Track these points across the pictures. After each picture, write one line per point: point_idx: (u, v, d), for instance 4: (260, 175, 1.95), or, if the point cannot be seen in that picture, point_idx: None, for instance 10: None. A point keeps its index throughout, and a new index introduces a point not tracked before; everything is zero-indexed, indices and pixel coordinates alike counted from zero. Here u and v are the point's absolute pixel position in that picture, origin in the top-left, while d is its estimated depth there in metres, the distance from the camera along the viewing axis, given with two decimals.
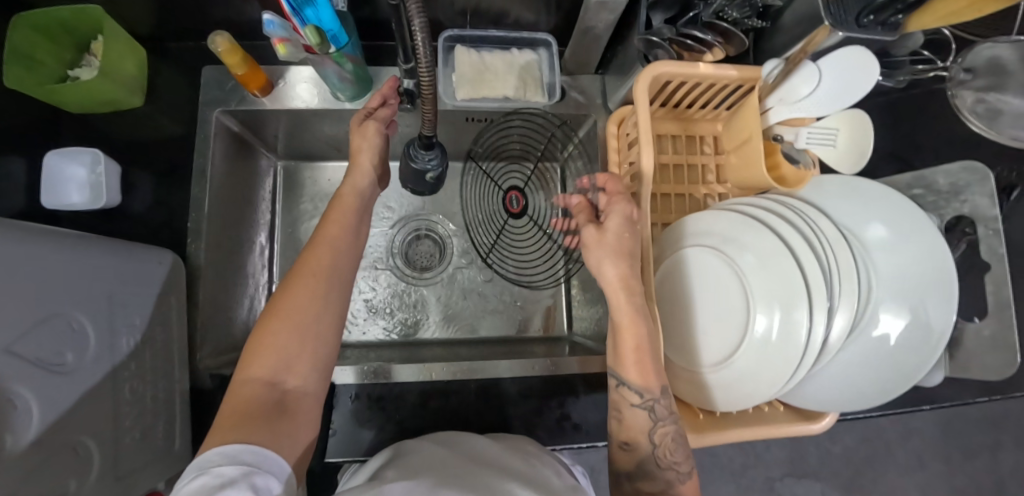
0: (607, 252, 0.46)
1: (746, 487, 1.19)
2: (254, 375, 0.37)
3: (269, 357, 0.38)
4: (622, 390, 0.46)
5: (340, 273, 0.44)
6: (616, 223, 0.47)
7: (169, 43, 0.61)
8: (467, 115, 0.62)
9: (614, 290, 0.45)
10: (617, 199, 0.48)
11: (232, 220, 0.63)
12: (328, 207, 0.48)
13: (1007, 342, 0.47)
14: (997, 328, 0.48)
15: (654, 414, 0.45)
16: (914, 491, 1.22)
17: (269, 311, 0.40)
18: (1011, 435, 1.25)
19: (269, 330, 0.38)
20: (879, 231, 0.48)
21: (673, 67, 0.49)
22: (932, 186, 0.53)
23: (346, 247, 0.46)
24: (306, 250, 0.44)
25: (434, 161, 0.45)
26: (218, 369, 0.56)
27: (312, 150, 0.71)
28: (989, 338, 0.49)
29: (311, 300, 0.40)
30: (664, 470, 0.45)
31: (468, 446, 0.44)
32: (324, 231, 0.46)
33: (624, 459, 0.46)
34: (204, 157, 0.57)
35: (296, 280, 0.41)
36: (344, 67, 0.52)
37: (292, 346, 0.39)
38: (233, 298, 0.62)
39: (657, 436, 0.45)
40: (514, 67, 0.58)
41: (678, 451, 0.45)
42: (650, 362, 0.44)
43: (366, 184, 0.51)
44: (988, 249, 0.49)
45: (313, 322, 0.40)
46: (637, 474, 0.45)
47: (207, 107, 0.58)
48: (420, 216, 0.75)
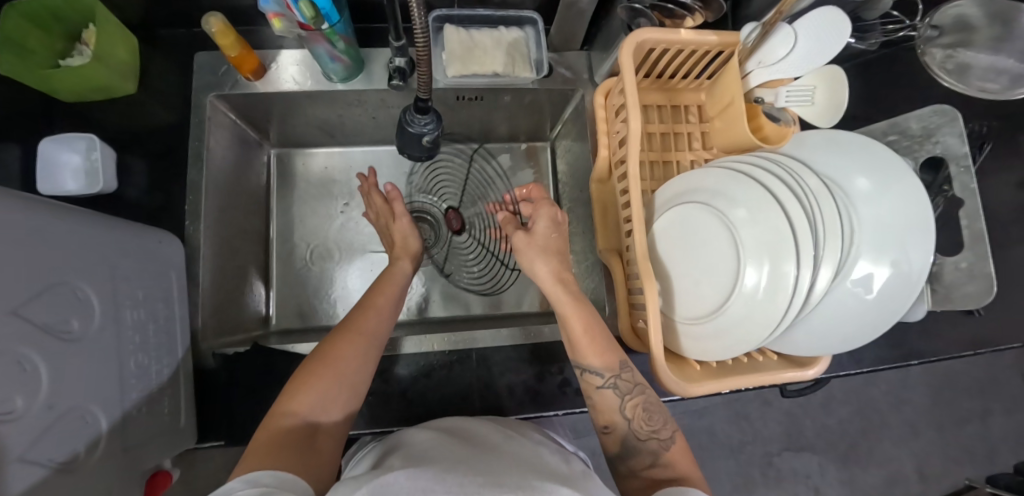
0: (537, 253, 0.53)
1: (745, 462, 1.21)
2: (292, 410, 0.41)
3: (309, 398, 0.41)
4: (588, 375, 0.48)
5: (381, 338, 0.48)
6: (545, 224, 0.54)
7: (160, 33, 0.62)
8: (457, 94, 0.63)
9: (548, 287, 0.51)
10: (542, 205, 0.55)
11: (230, 204, 0.63)
12: (379, 279, 0.56)
13: (984, 273, 0.50)
14: (974, 259, 0.51)
15: (620, 390, 0.47)
16: (909, 460, 1.24)
17: (314, 359, 0.44)
18: (999, 401, 1.28)
19: (314, 375, 0.43)
20: (863, 182, 0.49)
21: (656, 33, 0.50)
22: (906, 131, 0.56)
23: (387, 313, 0.51)
24: (355, 312, 0.50)
25: (429, 125, 0.47)
26: (222, 348, 0.57)
27: (304, 136, 0.73)
28: (967, 270, 0.52)
29: (355, 360, 0.45)
30: (646, 440, 0.46)
31: (469, 432, 0.44)
32: (375, 297, 0.52)
33: (611, 444, 0.48)
34: (200, 141, 0.58)
35: (345, 337, 0.46)
36: (337, 46, 0.53)
37: (331, 393, 0.42)
38: (234, 281, 0.63)
39: (629, 409, 0.47)
40: (503, 44, 0.60)
41: (654, 418, 0.47)
42: (599, 340, 0.48)
43: (410, 267, 0.60)
44: (961, 186, 0.52)
45: (353, 375, 0.44)
46: (627, 454, 0.46)
47: (200, 92, 0.59)
48: (413, 197, 0.76)
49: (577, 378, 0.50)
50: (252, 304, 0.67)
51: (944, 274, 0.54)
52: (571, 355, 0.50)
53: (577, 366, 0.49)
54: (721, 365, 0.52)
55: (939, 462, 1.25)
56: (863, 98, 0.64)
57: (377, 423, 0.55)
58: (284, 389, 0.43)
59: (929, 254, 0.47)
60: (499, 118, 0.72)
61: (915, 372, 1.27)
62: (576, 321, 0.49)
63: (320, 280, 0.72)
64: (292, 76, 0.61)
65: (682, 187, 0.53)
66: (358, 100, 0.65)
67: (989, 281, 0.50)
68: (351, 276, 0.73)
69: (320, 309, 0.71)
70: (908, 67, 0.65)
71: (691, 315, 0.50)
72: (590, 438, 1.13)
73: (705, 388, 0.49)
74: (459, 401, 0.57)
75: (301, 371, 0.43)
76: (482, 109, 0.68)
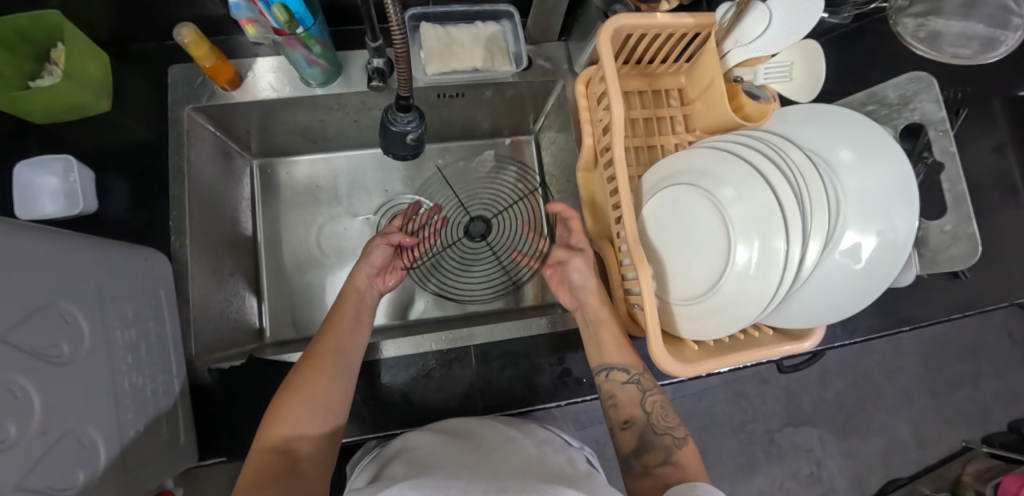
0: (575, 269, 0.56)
1: (747, 441, 1.22)
2: (272, 437, 0.42)
3: (287, 425, 0.43)
4: (613, 373, 0.52)
5: (349, 354, 0.49)
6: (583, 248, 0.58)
7: (131, 48, 0.61)
8: (438, 92, 0.63)
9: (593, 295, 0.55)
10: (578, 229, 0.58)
11: (214, 217, 0.62)
12: (336, 301, 0.56)
13: (967, 234, 0.52)
14: (958, 222, 0.52)
15: (642, 386, 0.51)
16: (906, 427, 1.26)
17: (286, 389, 0.45)
18: (989, 363, 1.31)
19: (286, 403, 0.44)
20: (846, 153, 0.49)
21: (632, 19, 0.50)
22: (884, 99, 0.56)
23: (351, 333, 0.51)
24: (320, 336, 0.50)
25: (413, 122, 0.45)
26: (217, 364, 0.56)
27: (285, 145, 0.72)
28: (951, 232, 0.53)
29: (323, 382, 0.46)
30: (662, 435, 0.49)
31: (470, 433, 0.45)
32: (335, 318, 0.53)
33: (628, 439, 0.50)
34: (180, 155, 0.57)
35: (309, 363, 0.47)
36: (313, 50, 0.53)
37: (306, 418, 0.44)
38: (225, 295, 0.62)
39: (649, 404, 0.51)
40: (480, 39, 0.59)
41: (670, 417, 0.51)
42: (623, 340, 0.53)
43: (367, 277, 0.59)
44: (941, 149, 0.54)
45: (326, 397, 0.45)
46: (642, 449, 0.49)
47: (176, 105, 0.58)
48: (396, 200, 0.76)
49: (598, 378, 0.52)
50: (245, 317, 0.66)
51: (930, 237, 0.55)
52: (597, 358, 0.53)
53: (601, 367, 0.52)
54: (719, 344, 0.52)
55: (936, 427, 1.27)
56: (840, 72, 0.64)
57: (380, 427, 0.54)
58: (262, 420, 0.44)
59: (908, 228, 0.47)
60: (481, 115, 0.71)
61: (907, 339, 1.30)
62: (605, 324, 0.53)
63: (312, 288, 0.72)
64: (269, 84, 0.60)
65: (652, 184, 0.55)
66: (339, 104, 0.64)
67: (973, 242, 0.52)
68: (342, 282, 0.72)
69: (313, 317, 0.71)
70: (880, 39, 0.66)
71: (685, 295, 0.51)
72: (593, 429, 1.14)
73: (706, 367, 0.49)
74: (462, 399, 0.57)
75: (276, 401, 0.45)
76: (462, 106, 0.68)
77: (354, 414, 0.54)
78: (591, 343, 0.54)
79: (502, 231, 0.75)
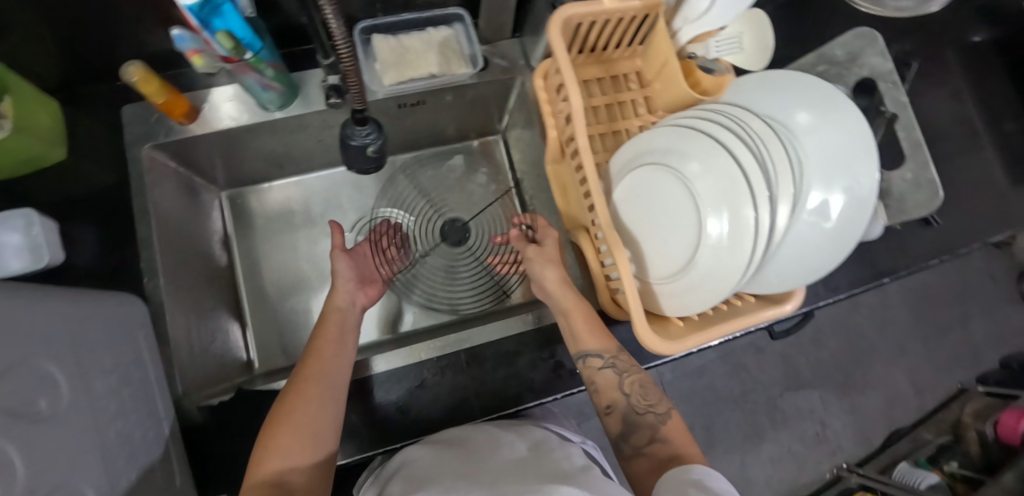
0: (547, 262, 0.56)
1: (750, 411, 1.23)
2: (263, 469, 0.42)
3: (276, 456, 0.42)
4: (589, 359, 0.51)
5: (335, 378, 0.48)
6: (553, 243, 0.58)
7: (82, 93, 0.60)
8: (398, 101, 0.62)
9: (556, 286, 0.54)
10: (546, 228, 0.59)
11: (187, 254, 0.62)
12: (318, 325, 0.54)
13: (928, 179, 0.53)
14: (917, 169, 0.53)
15: (619, 368, 0.51)
16: (902, 377, 1.29)
17: (274, 420, 0.45)
18: (974, 305, 1.34)
19: (273, 436, 0.43)
20: (802, 116, 0.50)
21: (580, 7, 0.50)
22: (832, 59, 0.57)
23: (336, 356, 0.50)
24: (304, 361, 0.50)
25: (371, 135, 0.44)
26: (208, 399, 0.55)
27: (253, 173, 0.72)
28: (912, 181, 0.53)
29: (311, 410, 0.45)
30: (643, 414, 0.50)
31: (467, 440, 0.45)
32: (318, 342, 0.51)
33: (614, 422, 0.51)
34: (142, 195, 0.56)
35: (295, 393, 0.46)
36: (265, 74, 0.53)
37: (295, 449, 0.43)
38: (207, 331, 0.61)
39: (627, 386, 0.51)
40: (433, 44, 0.59)
41: (650, 393, 0.51)
42: (597, 325, 0.52)
43: (346, 298, 0.58)
44: (893, 100, 0.54)
45: (313, 426, 0.45)
46: (629, 431, 0.49)
47: (133, 145, 0.57)
48: (370, 214, 0.76)
49: (579, 366, 0.52)
50: (231, 350, 0.65)
51: (893, 187, 0.55)
52: (573, 347, 0.53)
53: (577, 354, 0.52)
54: (704, 317, 0.52)
55: (931, 374, 1.30)
56: (790, 40, 0.66)
57: (379, 443, 0.54)
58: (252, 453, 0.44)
59: (873, 184, 0.48)
60: (445, 120, 0.71)
61: (893, 292, 1.32)
62: (579, 314, 0.52)
63: (297, 313, 0.72)
64: (228, 113, 0.60)
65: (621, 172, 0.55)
66: (300, 126, 0.64)
67: (934, 187, 0.52)
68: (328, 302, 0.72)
69: (301, 341, 0.70)
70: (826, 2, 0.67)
71: (665, 274, 0.51)
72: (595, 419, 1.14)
73: (692, 342, 0.48)
74: (457, 405, 0.56)
75: (264, 433, 0.44)
76: (425, 112, 0.67)
77: (351, 433, 0.54)
78: (567, 334, 0.53)
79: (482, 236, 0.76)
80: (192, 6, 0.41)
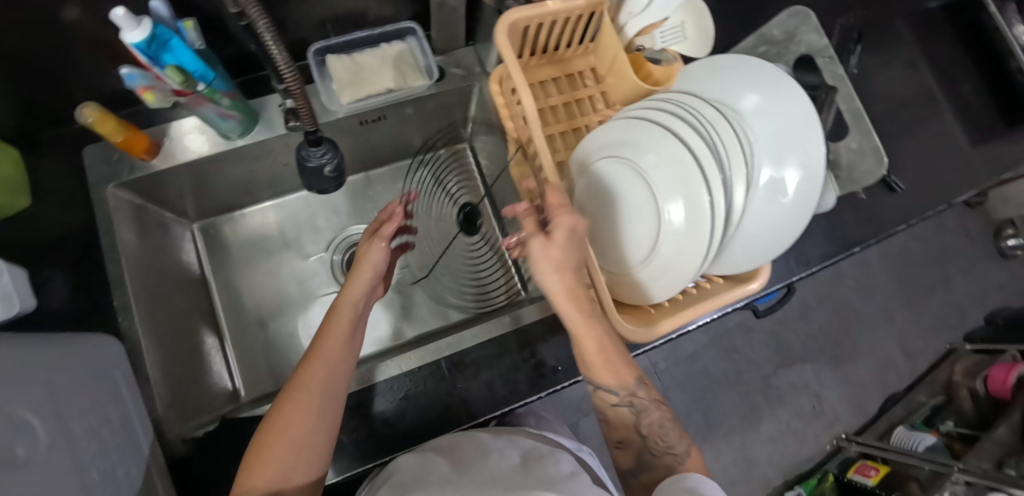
0: (545, 268, 0.44)
1: (745, 391, 1.25)
2: (252, 483, 0.39)
3: (268, 470, 0.40)
4: (602, 393, 0.49)
5: (337, 384, 0.45)
6: (565, 235, 0.43)
7: (40, 138, 0.60)
8: (359, 119, 0.63)
9: (562, 302, 0.45)
10: (561, 211, 0.44)
11: (162, 289, 0.62)
12: (323, 320, 0.49)
13: (872, 146, 0.56)
14: (861, 138, 0.56)
15: (635, 407, 0.49)
16: (892, 342, 1.31)
17: (266, 429, 0.42)
18: (954, 265, 1.37)
19: (266, 446, 0.41)
20: (752, 98, 0.51)
21: (524, 12, 0.51)
22: (771, 39, 0.59)
23: (339, 362, 0.46)
24: (302, 364, 0.45)
25: (326, 155, 0.45)
26: (189, 431, 0.54)
27: (224, 201, 0.72)
28: (857, 148, 0.57)
29: (309, 422, 0.42)
30: (661, 455, 0.47)
31: (461, 449, 0.46)
32: (321, 344, 0.46)
33: (624, 457, 0.50)
34: (111, 234, 0.56)
35: (291, 399, 0.42)
36: (222, 103, 0.53)
37: (287, 459, 0.41)
38: (189, 363, 0.61)
39: (644, 427, 0.49)
40: (388, 59, 0.60)
41: (670, 434, 0.48)
42: (617, 362, 0.47)
43: (360, 295, 0.51)
44: (831, 73, 0.57)
45: (309, 438, 0.42)
46: (641, 468, 0.48)
47: (97, 186, 0.57)
48: (347, 234, 0.77)
49: (591, 392, 0.50)
50: (216, 380, 0.65)
51: (841, 158, 0.57)
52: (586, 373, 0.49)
53: (591, 382, 0.49)
54: (675, 302, 0.53)
55: (920, 337, 1.32)
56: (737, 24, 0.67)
57: (369, 458, 0.54)
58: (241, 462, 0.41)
59: (822, 159, 0.49)
60: (410, 133, 0.72)
61: (873, 260, 1.35)
62: (590, 341, 0.46)
63: (281, 337, 0.72)
64: (191, 145, 0.60)
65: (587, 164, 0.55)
66: (264, 151, 0.64)
67: (878, 154, 0.56)
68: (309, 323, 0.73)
69: (287, 364, 0.71)
70: None
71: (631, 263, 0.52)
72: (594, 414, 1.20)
73: (664, 328, 0.49)
74: (443, 413, 0.57)
75: (256, 441, 0.42)
76: (388, 127, 0.68)
77: (339, 451, 0.54)
78: (580, 360, 0.49)
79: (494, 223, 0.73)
80: (140, 43, 0.42)
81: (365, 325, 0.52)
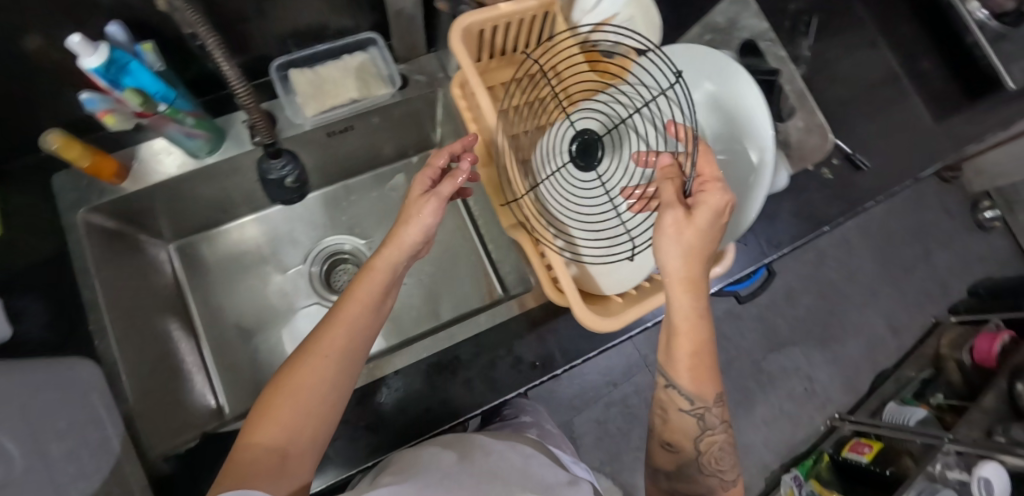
0: (671, 244, 0.41)
1: (737, 378, 1.26)
2: (258, 441, 0.38)
3: (273, 428, 0.39)
4: (674, 393, 0.49)
5: (356, 350, 0.45)
6: (708, 215, 0.40)
7: (9, 168, 0.60)
8: (326, 131, 0.64)
9: (679, 290, 0.43)
10: (711, 187, 0.40)
11: (137, 310, 0.62)
12: (351, 281, 0.47)
13: (817, 124, 0.56)
14: (807, 118, 0.57)
15: (702, 421, 0.49)
16: (879, 320, 1.32)
17: (274, 386, 0.41)
18: (934, 240, 1.39)
19: (274, 404, 0.40)
20: (708, 87, 0.53)
21: (476, 15, 0.52)
22: (714, 26, 0.61)
23: (363, 329, 0.46)
24: (322, 325, 0.44)
25: (287, 166, 0.48)
26: (172, 450, 0.55)
27: (199, 220, 0.72)
28: (804, 128, 0.57)
29: (323, 387, 0.42)
30: (708, 476, 0.50)
31: (470, 445, 0.48)
32: (346, 306, 0.45)
33: (669, 459, 0.52)
34: (84, 259, 0.56)
35: (307, 359, 0.42)
36: (187, 123, 0.54)
37: (294, 419, 0.40)
38: (169, 383, 0.62)
39: (703, 444, 0.50)
40: (350, 70, 0.62)
41: (723, 460, 0.51)
42: (707, 372, 0.48)
43: (400, 260, 0.48)
44: (773, 56, 0.59)
45: (318, 402, 0.41)
46: (682, 475, 0.52)
47: (67, 212, 0.57)
48: (324, 245, 0.78)
49: (659, 388, 0.50)
50: (198, 398, 0.65)
51: (791, 137, 0.57)
52: (664, 365, 0.49)
53: (665, 377, 0.49)
54: (642, 290, 0.54)
55: (906, 312, 1.33)
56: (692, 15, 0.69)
57: (351, 463, 0.55)
58: (248, 414, 0.41)
59: (771, 143, 0.47)
60: (381, 142, 0.73)
61: (855, 240, 1.37)
62: (688, 340, 0.45)
63: (265, 351, 0.73)
64: (160, 165, 0.61)
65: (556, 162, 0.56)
66: (234, 169, 0.65)
67: (823, 130, 0.56)
68: (291, 336, 0.74)
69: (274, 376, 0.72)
70: None
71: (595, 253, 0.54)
72: (588, 411, 1.21)
73: (628, 317, 0.49)
74: (424, 414, 0.57)
75: (265, 396, 0.41)
76: (356, 137, 0.69)
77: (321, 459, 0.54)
78: (664, 351, 0.48)
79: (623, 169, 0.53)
80: (98, 69, 0.43)
81: (392, 293, 0.50)
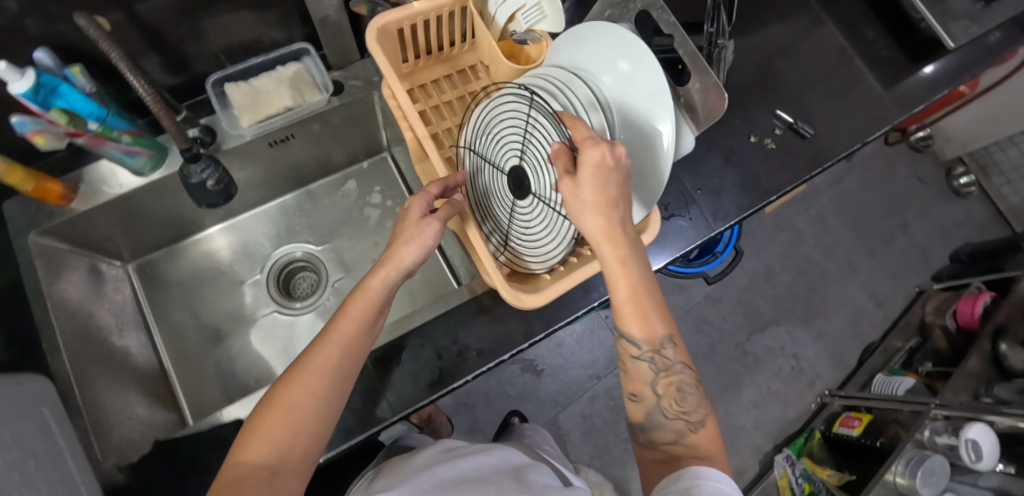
0: (583, 210, 0.40)
1: (721, 362, 1.25)
2: (246, 459, 0.35)
3: (264, 446, 0.36)
4: (625, 343, 0.43)
5: (347, 373, 0.42)
6: (591, 170, 0.39)
7: None
8: (268, 140, 0.67)
9: (601, 244, 0.40)
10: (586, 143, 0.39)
11: (91, 327, 0.63)
12: (346, 298, 0.45)
13: (713, 85, 0.51)
14: (702, 78, 0.52)
15: (656, 365, 0.43)
16: (860, 292, 1.32)
17: (266, 401, 0.39)
18: (911, 209, 1.38)
19: (264, 420, 0.37)
20: (622, 66, 0.48)
21: (389, 15, 0.53)
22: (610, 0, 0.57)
23: (356, 348, 0.43)
24: (315, 342, 0.43)
25: (206, 170, 0.57)
26: (126, 459, 0.55)
27: (155, 238, 0.74)
28: (702, 90, 0.52)
29: (315, 405, 0.39)
30: (673, 419, 0.42)
31: (466, 452, 0.47)
32: (339, 323, 0.43)
33: (636, 410, 0.45)
34: (35, 280, 0.58)
35: (299, 375, 0.40)
36: (124, 141, 0.56)
37: (283, 437, 0.37)
38: (125, 398, 0.63)
39: (661, 386, 0.43)
40: (283, 80, 0.64)
41: (687, 399, 0.43)
42: (649, 310, 0.42)
43: (395, 279, 0.46)
44: (666, 24, 0.55)
45: (308, 420, 0.39)
46: (648, 425, 0.43)
47: (18, 236, 0.59)
48: (280, 255, 0.80)
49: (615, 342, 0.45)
50: (159, 411, 0.66)
51: (694, 101, 0.53)
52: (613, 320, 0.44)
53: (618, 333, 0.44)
54: (568, 265, 0.52)
55: (888, 284, 1.32)
56: None
57: None
58: (239, 433, 0.38)
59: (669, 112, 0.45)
60: (327, 149, 0.75)
61: (830, 215, 1.36)
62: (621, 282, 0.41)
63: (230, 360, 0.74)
64: (105, 186, 0.63)
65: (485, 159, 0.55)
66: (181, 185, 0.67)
67: (720, 90, 0.51)
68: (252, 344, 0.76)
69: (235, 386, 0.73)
70: None
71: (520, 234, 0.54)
72: (573, 406, 1.20)
73: (552, 292, 0.49)
74: (372, 408, 0.58)
75: (256, 413, 0.39)
76: (300, 146, 0.71)
77: None
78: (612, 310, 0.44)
79: (540, 169, 0.50)
80: (27, 92, 0.45)
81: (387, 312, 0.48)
